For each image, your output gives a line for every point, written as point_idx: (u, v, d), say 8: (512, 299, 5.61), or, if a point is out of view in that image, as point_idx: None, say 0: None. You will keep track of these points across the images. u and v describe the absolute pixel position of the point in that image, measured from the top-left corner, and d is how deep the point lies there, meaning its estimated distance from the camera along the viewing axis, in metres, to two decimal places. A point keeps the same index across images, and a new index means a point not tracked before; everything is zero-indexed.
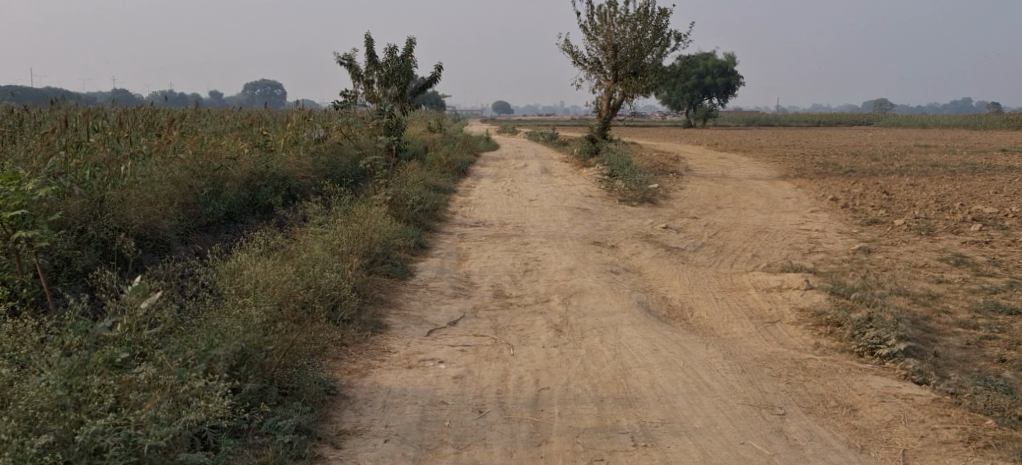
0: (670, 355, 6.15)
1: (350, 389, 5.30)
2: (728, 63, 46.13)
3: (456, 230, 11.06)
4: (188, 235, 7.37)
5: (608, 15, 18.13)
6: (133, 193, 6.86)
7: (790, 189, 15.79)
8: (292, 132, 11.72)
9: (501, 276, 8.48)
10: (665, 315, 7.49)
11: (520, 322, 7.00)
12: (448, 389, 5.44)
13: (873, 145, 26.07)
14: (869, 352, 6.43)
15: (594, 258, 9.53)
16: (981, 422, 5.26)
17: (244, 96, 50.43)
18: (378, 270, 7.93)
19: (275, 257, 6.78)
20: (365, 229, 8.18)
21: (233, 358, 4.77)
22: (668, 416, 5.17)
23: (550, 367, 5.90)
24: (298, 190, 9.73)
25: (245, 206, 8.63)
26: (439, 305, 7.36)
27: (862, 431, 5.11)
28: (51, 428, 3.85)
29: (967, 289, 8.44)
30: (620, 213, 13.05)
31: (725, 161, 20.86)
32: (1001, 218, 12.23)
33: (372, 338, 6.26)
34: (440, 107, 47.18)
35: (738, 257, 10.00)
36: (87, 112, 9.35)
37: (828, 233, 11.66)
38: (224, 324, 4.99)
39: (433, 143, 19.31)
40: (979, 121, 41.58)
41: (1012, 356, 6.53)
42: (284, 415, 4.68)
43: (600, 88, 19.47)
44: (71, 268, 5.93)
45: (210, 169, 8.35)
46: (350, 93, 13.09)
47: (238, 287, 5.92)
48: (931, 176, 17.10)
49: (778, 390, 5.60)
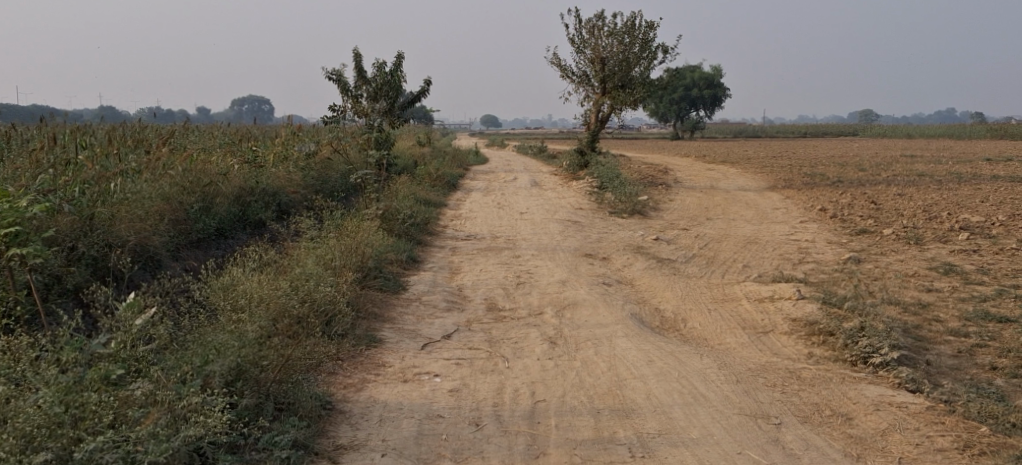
0: (664, 366, 6.17)
1: (346, 404, 5.28)
2: (715, 75, 46.40)
3: (448, 244, 11.07)
4: (179, 252, 7.37)
5: (596, 28, 18.28)
6: (123, 209, 6.86)
7: (779, 200, 15.89)
8: (282, 148, 11.76)
9: (494, 289, 8.50)
10: (659, 326, 7.52)
11: (515, 334, 7.01)
12: (444, 403, 5.42)
13: (860, 156, 26.31)
14: (863, 361, 6.46)
15: (586, 270, 9.56)
16: (975, 430, 5.25)
17: (230, 111, 50.59)
18: (371, 284, 7.94)
19: (268, 271, 6.75)
20: (357, 243, 8.19)
21: (228, 373, 4.74)
22: (665, 427, 5.16)
23: (545, 379, 5.91)
24: (287, 205, 9.80)
25: (235, 222, 8.62)
26: (432, 319, 7.35)
27: (858, 440, 5.11)
28: (48, 445, 3.81)
29: (956, 297, 8.53)
30: (611, 225, 13.11)
31: (713, 172, 21.02)
32: (987, 227, 12.36)
33: (367, 352, 6.24)
34: (427, 120, 47.22)
35: (728, 267, 10.06)
36: (74, 130, 9.34)
37: (817, 243, 11.74)
38: (218, 339, 4.95)
39: (421, 157, 19.33)
40: (964, 131, 42.02)
41: (1003, 364, 6.62)
42: (281, 431, 4.63)
43: (589, 100, 19.58)
44: (62, 285, 5.91)
45: (200, 185, 8.39)
46: (338, 107, 13.03)
47: (232, 302, 5.86)
48: (917, 186, 17.26)
49: (774, 399, 5.61)
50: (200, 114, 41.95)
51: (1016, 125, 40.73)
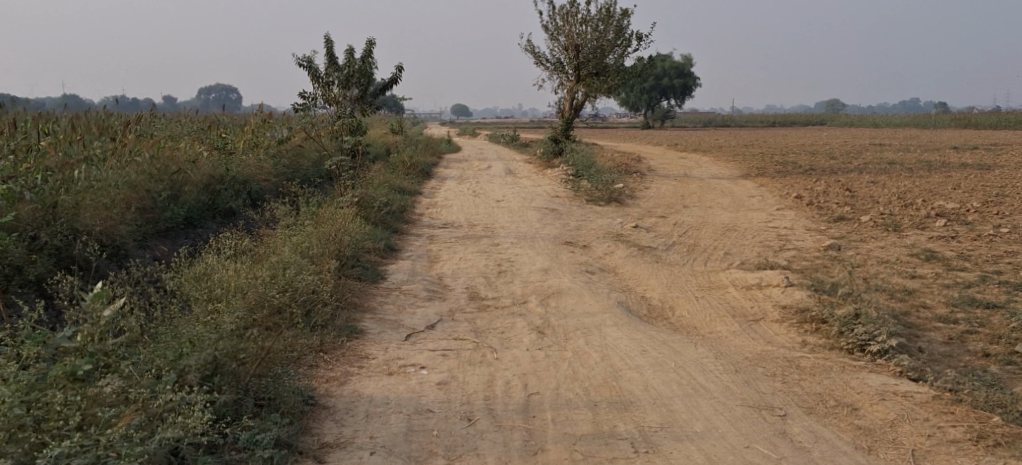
0: (659, 356, 5.96)
1: (329, 398, 4.99)
2: (685, 65, 46.45)
3: (424, 232, 10.78)
4: (147, 241, 7.00)
5: (570, 15, 17.98)
6: (88, 198, 6.51)
7: (754, 187, 15.80)
8: (252, 135, 11.37)
9: (475, 278, 8.23)
10: (646, 315, 7.32)
11: (500, 324, 6.76)
12: (433, 397, 5.17)
13: (828, 144, 26.39)
14: (859, 349, 6.31)
15: (568, 258, 9.33)
16: (986, 420, 5.09)
17: (197, 100, 49.71)
18: (350, 273, 7.64)
19: (244, 259, 6.42)
20: (335, 230, 7.88)
21: (206, 367, 4.44)
22: (667, 420, 4.95)
23: (537, 370, 5.67)
24: (258, 194, 9.46)
25: (205, 209, 8.25)
26: (414, 309, 7.07)
27: (867, 431, 4.94)
28: (9, 451, 3.52)
29: (941, 284, 8.44)
30: (589, 213, 12.88)
31: (686, 160, 20.91)
32: (962, 214, 12.34)
33: (349, 344, 5.94)
34: (399, 109, 46.73)
35: (710, 255, 9.89)
36: (37, 116, 8.96)
37: (796, 230, 11.63)
38: (194, 331, 4.66)
39: (393, 145, 18.94)
40: (928, 120, 42.53)
41: (996, 351, 6.51)
42: (262, 429, 4.34)
43: (563, 88, 19.33)
44: (23, 276, 5.56)
45: (167, 172, 8.01)
46: (307, 95, 12.27)
47: (207, 292, 5.54)
48: (889, 173, 17.26)
49: (775, 390, 5.42)
50: (165, 103, 40.97)
51: (979, 114, 41.21)
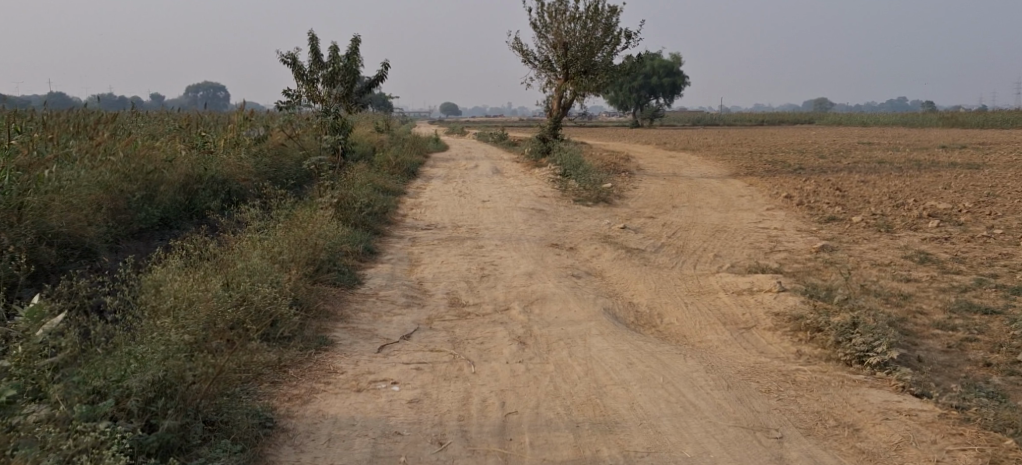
0: (646, 369, 5.60)
1: (290, 420, 4.61)
2: (674, 64, 46.20)
3: (406, 234, 10.40)
4: (118, 244, 6.59)
5: (558, 12, 17.61)
6: (58, 198, 6.12)
7: (743, 187, 15.48)
8: (232, 133, 10.97)
9: (456, 283, 7.85)
10: (634, 322, 6.96)
11: (480, 334, 6.38)
12: (403, 417, 4.79)
13: (816, 143, 26.15)
14: (858, 361, 5.97)
15: (553, 261, 8.95)
16: (998, 443, 4.75)
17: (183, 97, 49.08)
18: (324, 278, 7.24)
19: (205, 268, 6.02)
20: (307, 234, 7.48)
21: (148, 391, 4.08)
22: (654, 443, 4.60)
23: (516, 386, 5.30)
24: (237, 193, 9.05)
25: (181, 210, 7.83)
26: (390, 317, 6.68)
27: (870, 456, 4.61)
28: None
29: (937, 288, 8.12)
30: (576, 213, 12.52)
31: (674, 159, 20.59)
32: (955, 214, 12.04)
33: (316, 357, 5.56)
34: (387, 107, 46.21)
35: (701, 257, 9.54)
36: (13, 112, 8.55)
37: (787, 231, 11.30)
38: (138, 350, 4.29)
39: (378, 144, 18.52)
40: (915, 119, 42.45)
41: (999, 361, 6.20)
42: (208, 458, 3.97)
43: (551, 86, 18.96)
44: None
45: (143, 172, 7.60)
46: (292, 93, 11.69)
47: (158, 304, 5.15)
48: (879, 172, 16.98)
49: (771, 408, 5.07)
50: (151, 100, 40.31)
51: (965, 114, 41.13)
